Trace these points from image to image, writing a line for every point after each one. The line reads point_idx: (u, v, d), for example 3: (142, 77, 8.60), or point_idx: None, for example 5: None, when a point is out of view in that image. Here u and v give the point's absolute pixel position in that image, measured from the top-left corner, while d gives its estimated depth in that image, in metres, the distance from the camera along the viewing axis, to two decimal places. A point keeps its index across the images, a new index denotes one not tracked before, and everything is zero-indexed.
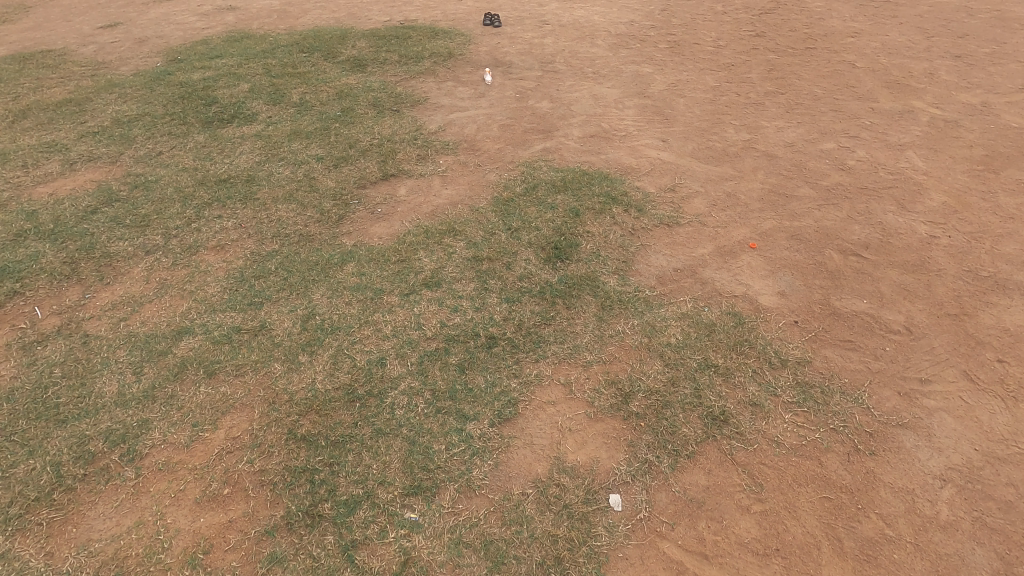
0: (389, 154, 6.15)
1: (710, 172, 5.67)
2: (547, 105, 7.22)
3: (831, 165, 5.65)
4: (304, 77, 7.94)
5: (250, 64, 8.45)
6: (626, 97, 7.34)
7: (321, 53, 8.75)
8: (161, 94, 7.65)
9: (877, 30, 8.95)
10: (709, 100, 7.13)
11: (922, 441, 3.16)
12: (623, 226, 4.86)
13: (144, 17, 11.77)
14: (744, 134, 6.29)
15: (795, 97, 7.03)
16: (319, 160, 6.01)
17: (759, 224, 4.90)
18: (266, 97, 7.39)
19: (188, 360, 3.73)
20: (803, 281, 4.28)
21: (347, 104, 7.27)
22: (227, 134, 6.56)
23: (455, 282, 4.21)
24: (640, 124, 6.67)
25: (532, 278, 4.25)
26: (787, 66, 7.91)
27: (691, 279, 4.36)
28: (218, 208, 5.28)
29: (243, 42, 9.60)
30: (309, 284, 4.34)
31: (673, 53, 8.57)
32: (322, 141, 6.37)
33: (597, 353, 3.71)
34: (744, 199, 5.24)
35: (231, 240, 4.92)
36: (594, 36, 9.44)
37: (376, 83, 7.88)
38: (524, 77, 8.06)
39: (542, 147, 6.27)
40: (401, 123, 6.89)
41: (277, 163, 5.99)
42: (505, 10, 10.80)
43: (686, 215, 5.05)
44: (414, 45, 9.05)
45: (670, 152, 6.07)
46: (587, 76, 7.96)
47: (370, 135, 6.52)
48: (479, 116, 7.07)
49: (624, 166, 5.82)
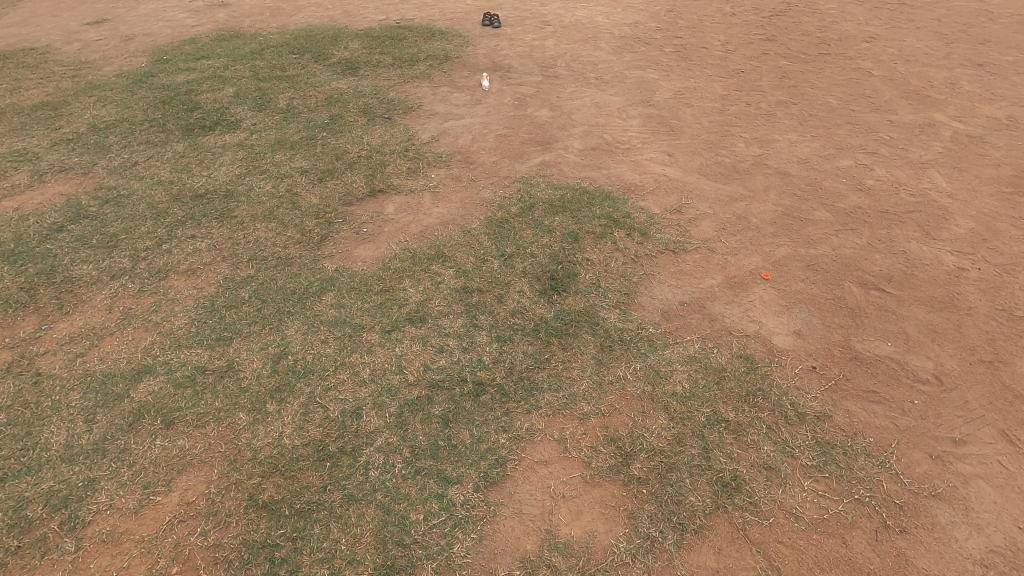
0: (378, 167, 5.80)
1: (718, 191, 5.32)
2: (547, 114, 6.86)
3: (848, 184, 5.29)
4: (293, 81, 7.58)
5: (237, 65, 8.08)
6: (629, 105, 6.98)
7: (312, 54, 8.38)
8: (142, 97, 7.29)
9: (894, 35, 8.56)
10: (717, 110, 6.76)
11: (958, 516, 2.82)
12: (625, 253, 4.52)
13: (133, 12, 11.39)
14: (755, 148, 5.93)
15: (809, 108, 6.66)
16: (304, 174, 5.66)
17: (772, 252, 4.55)
18: (252, 103, 7.03)
19: (145, 407, 3.39)
20: (821, 319, 3.93)
21: (336, 111, 6.91)
22: (208, 143, 6.21)
23: (442, 318, 3.87)
24: (644, 136, 6.31)
25: (526, 314, 3.90)
26: (799, 73, 7.53)
27: (698, 314, 4.02)
28: (192, 227, 4.94)
29: (232, 42, 9.24)
30: (284, 316, 4.00)
31: (679, 58, 8.19)
32: (307, 152, 6.02)
33: (595, 403, 3.37)
34: (755, 222, 4.89)
35: (204, 264, 4.58)
36: (597, 38, 9.06)
37: (368, 87, 7.52)
38: (523, 82, 7.69)
39: (540, 161, 5.91)
40: (392, 132, 6.53)
41: (258, 176, 5.64)
42: (505, 9, 10.41)
43: (692, 240, 4.71)
44: (409, 47, 8.68)
45: (676, 167, 5.72)
46: (589, 82, 7.59)
47: (359, 146, 6.16)
48: (475, 125, 6.72)
49: (627, 184, 5.47)
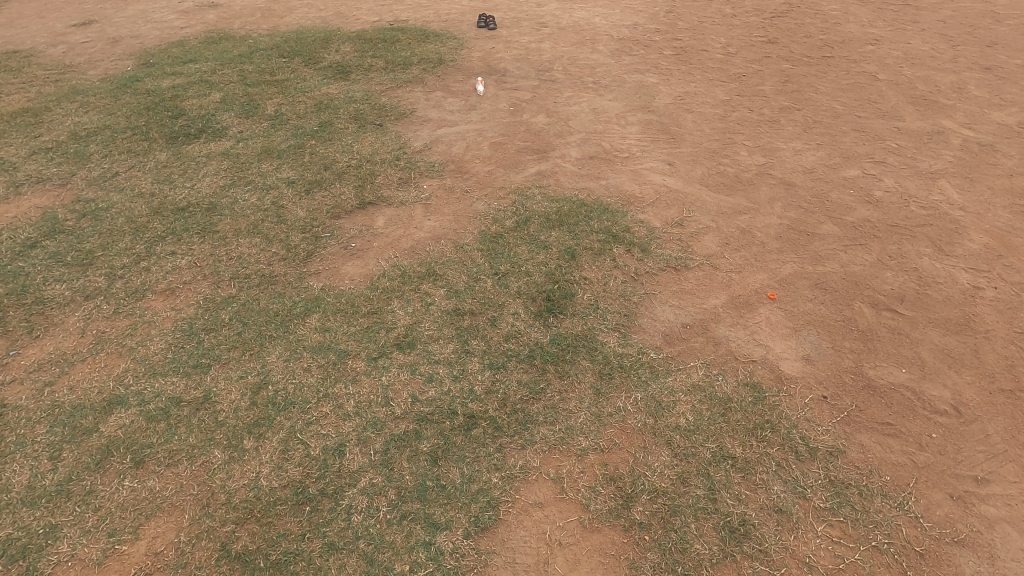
0: (368, 178, 5.59)
1: (721, 203, 5.12)
2: (544, 120, 6.66)
3: (856, 196, 5.09)
4: (282, 86, 7.36)
5: (224, 69, 7.86)
6: (628, 111, 6.78)
7: (302, 58, 8.16)
8: (125, 103, 7.06)
9: (898, 37, 8.36)
10: (719, 116, 6.56)
11: (983, 565, 2.64)
12: (625, 271, 4.32)
13: (120, 13, 11.15)
14: (758, 157, 5.74)
15: (813, 114, 6.46)
16: (291, 185, 5.45)
17: (778, 269, 4.36)
18: (239, 109, 6.81)
19: (114, 442, 3.18)
20: (831, 343, 3.73)
21: (326, 118, 6.70)
22: (192, 153, 6.00)
23: (432, 343, 3.67)
24: (643, 144, 6.11)
25: (520, 338, 3.70)
26: (803, 77, 7.33)
27: (701, 338, 3.83)
28: (172, 243, 4.73)
29: (221, 44, 9.01)
30: (265, 341, 3.80)
31: (679, 61, 7.98)
32: (294, 161, 5.81)
33: (593, 438, 3.17)
34: (760, 237, 4.70)
35: (184, 283, 4.37)
36: (595, 41, 8.85)
37: (359, 93, 7.30)
38: (519, 87, 7.48)
39: (536, 171, 5.71)
40: (383, 140, 6.32)
41: (243, 187, 5.43)
42: (501, 10, 10.20)
43: (694, 257, 4.51)
44: (402, 50, 8.46)
45: (677, 177, 5.52)
46: (587, 87, 7.39)
47: (349, 154, 5.95)
48: (469, 132, 6.52)
49: (626, 195, 5.28)
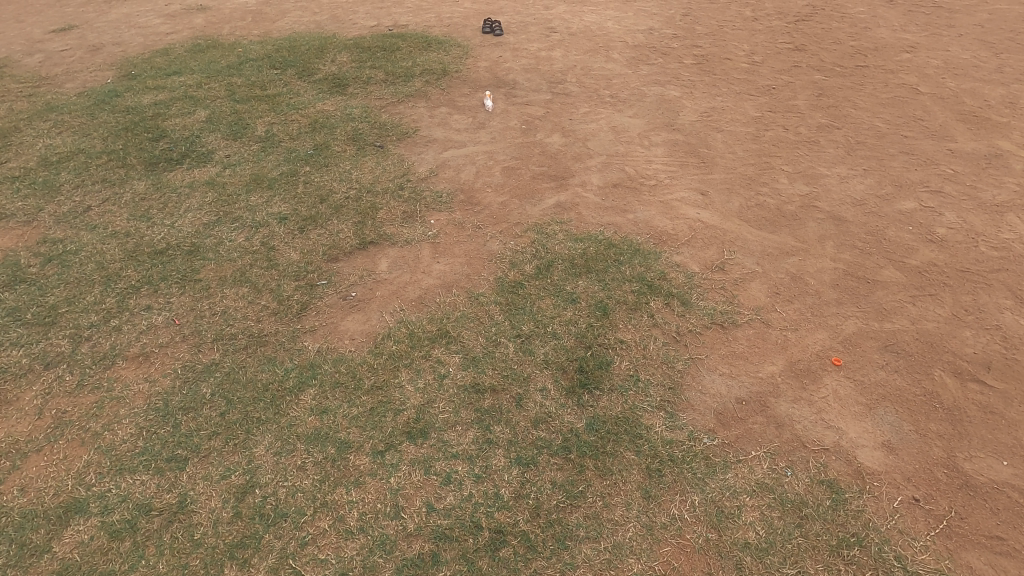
0: (369, 212, 5.03)
1: (764, 242, 4.58)
2: (559, 141, 6.10)
3: (915, 234, 4.54)
4: (273, 102, 6.79)
5: (211, 82, 7.27)
6: (651, 130, 6.21)
7: (296, 69, 7.58)
8: (102, 123, 6.48)
9: (935, 43, 7.80)
10: (751, 135, 6.01)
11: None
12: (665, 330, 3.78)
13: (103, 18, 10.53)
14: (800, 185, 5.19)
15: (854, 134, 5.90)
16: (283, 221, 4.89)
17: (840, 327, 3.81)
18: (226, 130, 6.23)
19: (69, 569, 2.65)
20: (914, 425, 3.20)
21: (321, 139, 6.13)
22: (173, 183, 5.43)
23: (448, 431, 3.13)
24: (671, 169, 5.55)
25: (551, 423, 3.16)
26: (838, 90, 6.77)
27: (760, 418, 3.29)
28: (148, 295, 4.17)
29: (209, 53, 8.42)
30: (253, 425, 3.25)
31: (702, 72, 7.41)
32: (287, 192, 5.25)
33: (646, 560, 2.65)
34: (813, 285, 4.16)
35: (159, 346, 3.82)
36: (610, 48, 8.28)
37: (357, 110, 6.72)
38: (530, 102, 6.91)
39: (555, 202, 5.16)
40: (384, 165, 5.76)
41: (230, 224, 4.86)
42: (506, 14, 9.60)
43: (742, 311, 3.98)
44: (403, 60, 7.87)
45: (712, 210, 4.98)
46: (604, 102, 6.82)
47: (347, 184, 5.39)
48: (478, 155, 5.95)
49: (657, 233, 4.73)
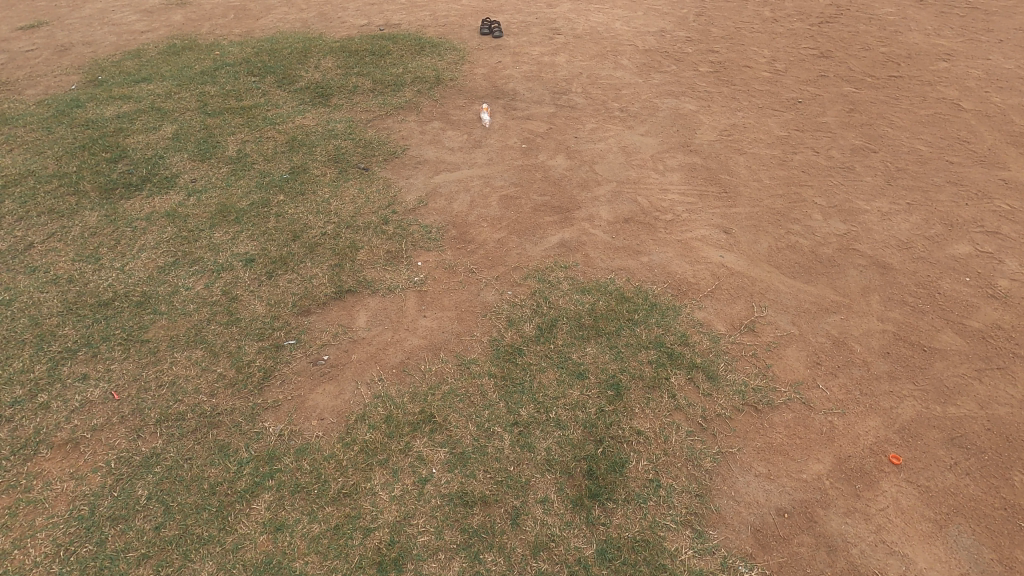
0: (347, 252, 4.43)
1: (799, 296, 3.99)
2: (563, 163, 5.48)
3: (973, 287, 3.95)
4: (248, 115, 6.17)
5: (182, 91, 6.63)
6: (666, 151, 5.59)
7: (276, 76, 6.94)
8: (58, 138, 5.86)
9: (974, 50, 7.14)
10: (778, 158, 5.39)
11: None
12: (689, 414, 3.20)
13: (76, 13, 9.85)
14: (837, 222, 4.58)
15: (893, 159, 5.28)
16: (248, 264, 4.29)
17: (895, 410, 3.23)
18: (194, 149, 5.61)
19: None
20: (995, 553, 2.64)
21: (299, 160, 5.51)
22: (129, 214, 4.83)
23: (429, 562, 2.57)
24: (689, 199, 4.95)
25: (554, 549, 2.60)
26: (871, 105, 6.15)
27: (807, 538, 2.71)
28: (85, 361, 3.58)
29: (183, 56, 7.77)
30: (193, 547, 2.69)
31: (719, 82, 6.77)
32: (256, 227, 4.65)
33: None
34: (859, 353, 3.57)
35: (91, 430, 3.24)
36: (618, 52, 7.62)
37: (340, 125, 6.09)
38: (532, 116, 6.28)
39: (558, 241, 4.56)
40: (368, 193, 5.14)
41: (188, 267, 4.27)
42: (506, 13, 8.93)
43: (778, 387, 3.39)
44: (393, 65, 7.22)
45: (737, 253, 4.38)
46: (613, 117, 6.19)
47: (324, 216, 4.78)
48: (473, 180, 5.34)
49: (675, 281, 4.15)
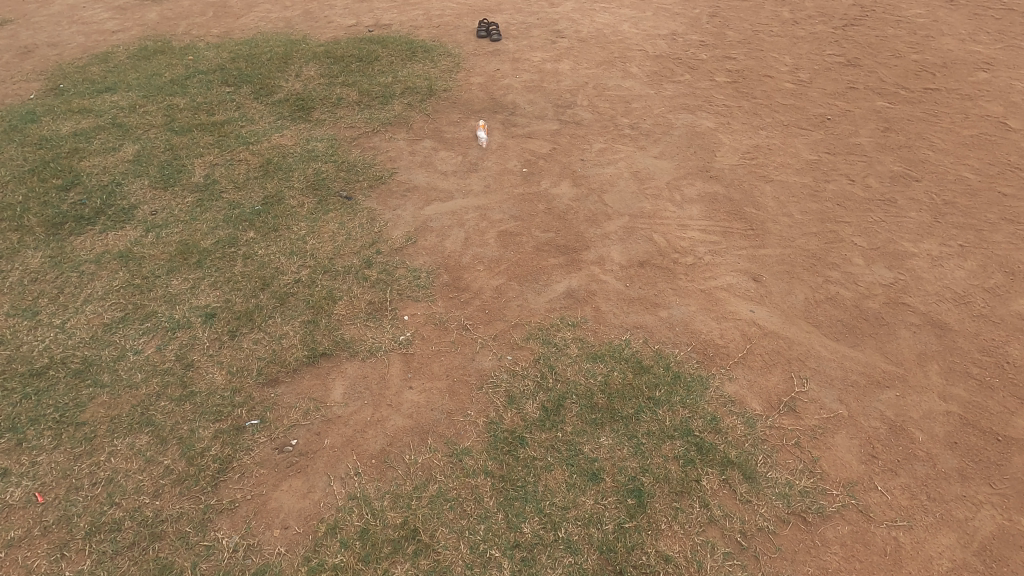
0: (323, 304, 3.86)
1: (845, 365, 3.44)
2: (569, 192, 4.91)
3: None
4: (219, 132, 5.57)
5: (148, 104, 6.02)
6: (683, 177, 5.02)
7: (252, 85, 6.33)
8: (6, 159, 5.25)
9: (1015, 58, 6.56)
10: (808, 187, 4.82)
11: None
12: (725, 530, 2.67)
13: (43, 10, 9.17)
14: (882, 269, 4.03)
15: (939, 189, 4.71)
16: (208, 321, 3.73)
17: (972, 524, 2.71)
18: (156, 175, 5.02)
19: None
20: None
21: (274, 187, 4.93)
22: (78, 255, 4.25)
23: None
24: (712, 238, 4.39)
25: None
26: (907, 123, 5.57)
27: None
28: (8, 452, 3.03)
29: (154, 61, 7.14)
30: None
31: (738, 94, 6.18)
32: (220, 272, 4.08)
33: None
34: (921, 442, 3.03)
35: (7, 547, 2.70)
36: (627, 58, 7.02)
37: (321, 144, 5.50)
38: (533, 133, 5.69)
39: (564, 290, 4.01)
40: (349, 228, 4.57)
41: (138, 325, 3.71)
42: (505, 13, 8.30)
43: (828, 488, 2.86)
44: (381, 73, 6.61)
45: (769, 307, 3.83)
46: (622, 136, 5.61)
47: (298, 259, 4.21)
48: (468, 212, 4.77)
49: (701, 344, 3.60)
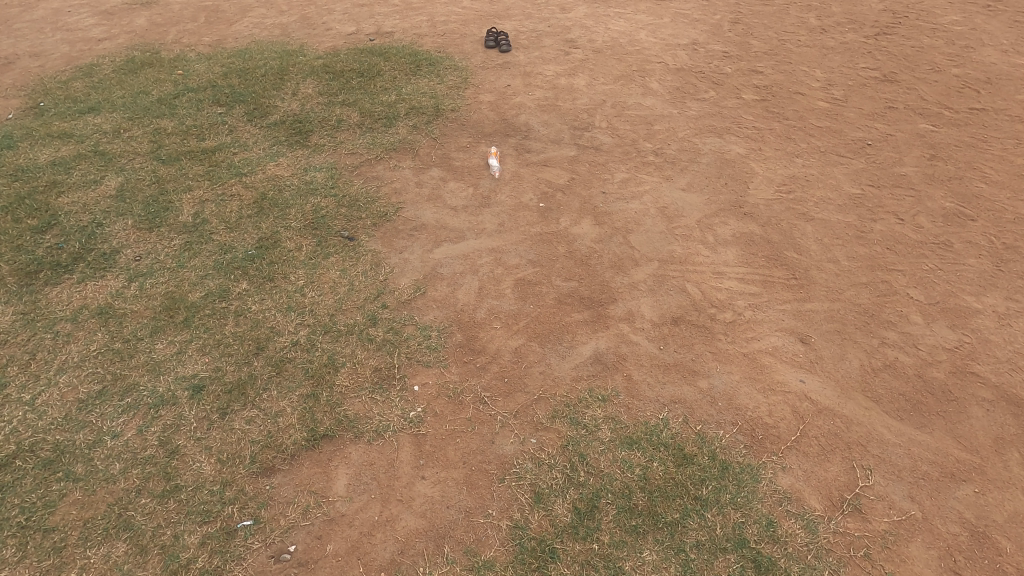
0: (324, 374, 3.47)
1: (913, 451, 3.05)
2: (591, 232, 4.50)
3: None
4: (210, 161, 5.15)
5: (133, 127, 5.59)
6: (715, 214, 4.61)
7: (245, 105, 5.90)
8: None
9: None
10: (854, 226, 4.41)
11: None
12: None
13: (26, 15, 8.70)
14: (944, 330, 3.63)
15: (998, 230, 4.30)
16: (196, 395, 3.34)
17: None
18: (140, 213, 4.61)
19: None
20: None
21: (269, 227, 4.52)
22: (53, 311, 3.85)
23: None
24: (752, 289, 3.98)
25: None
26: (956, 149, 5.14)
27: None
28: None
29: (141, 76, 6.70)
30: None
31: (768, 114, 5.74)
32: (210, 333, 3.68)
33: None
34: (1009, 554, 2.66)
35: None
36: (646, 72, 6.57)
37: (320, 174, 5.08)
38: (549, 160, 5.27)
39: (591, 354, 3.62)
40: (352, 276, 4.16)
41: (117, 400, 3.31)
42: (514, 20, 7.83)
43: None
44: (384, 91, 6.17)
45: (821, 376, 3.44)
46: (646, 163, 5.18)
47: (297, 316, 3.81)
48: (481, 255, 4.36)
49: (748, 423, 3.21)
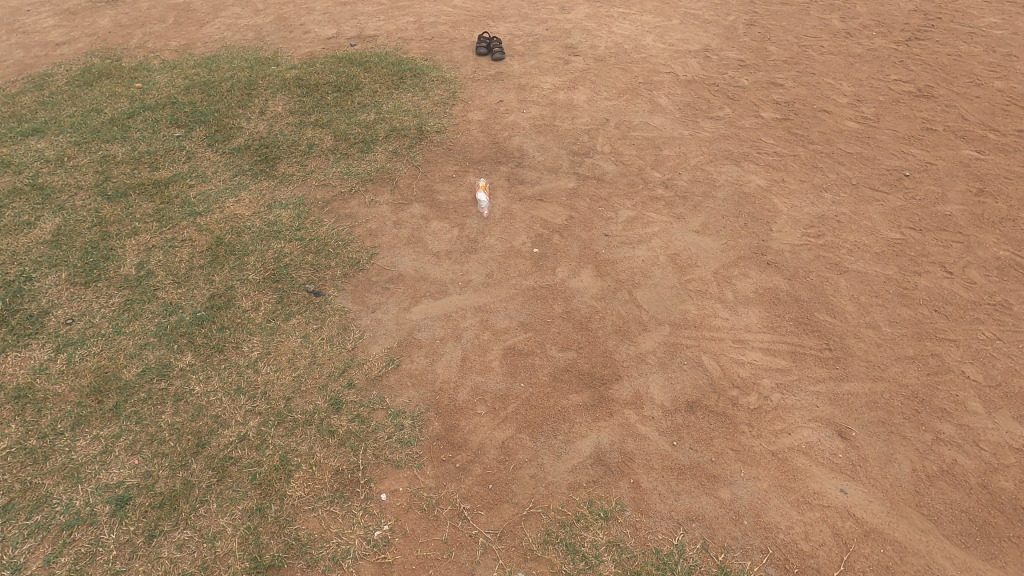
0: (274, 481, 2.92)
1: None
2: (592, 286, 3.92)
3: None
4: (161, 196, 4.56)
5: (79, 154, 4.99)
6: (734, 264, 4.03)
7: (206, 127, 5.29)
8: None
9: None
10: (895, 281, 3.83)
11: None
12: None
13: None
14: (1009, 423, 3.06)
15: None
16: (119, 512, 2.79)
17: None
18: (77, 263, 4.03)
19: None
20: None
21: (222, 281, 3.94)
22: None
23: None
24: (780, 364, 3.41)
25: None
26: (1005, 181, 4.54)
27: None
28: None
29: (97, 89, 6.07)
30: None
31: (791, 137, 5.12)
32: (142, 425, 3.13)
33: None
34: None
35: None
36: (653, 84, 5.93)
37: (285, 212, 4.49)
38: (545, 193, 4.68)
39: (592, 450, 3.06)
40: (314, 344, 3.59)
41: (24, 519, 2.76)
42: (509, 21, 7.17)
43: None
44: (362, 108, 5.55)
45: (866, 485, 2.88)
46: (655, 198, 4.59)
47: (246, 401, 3.26)
48: (466, 316, 3.78)
49: (780, 551, 2.66)
